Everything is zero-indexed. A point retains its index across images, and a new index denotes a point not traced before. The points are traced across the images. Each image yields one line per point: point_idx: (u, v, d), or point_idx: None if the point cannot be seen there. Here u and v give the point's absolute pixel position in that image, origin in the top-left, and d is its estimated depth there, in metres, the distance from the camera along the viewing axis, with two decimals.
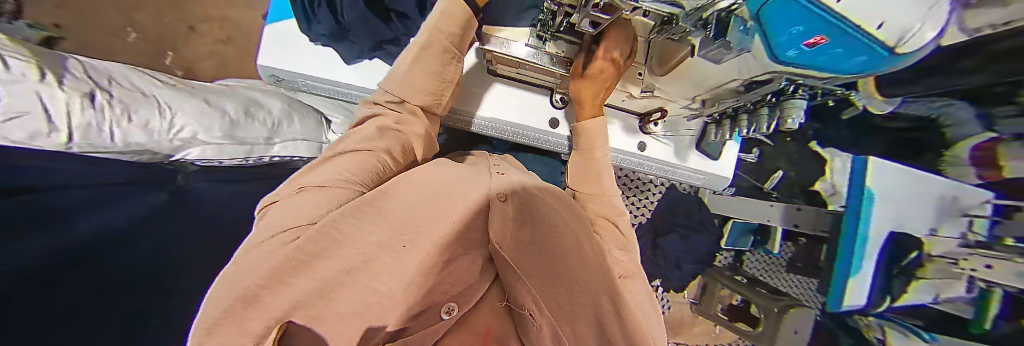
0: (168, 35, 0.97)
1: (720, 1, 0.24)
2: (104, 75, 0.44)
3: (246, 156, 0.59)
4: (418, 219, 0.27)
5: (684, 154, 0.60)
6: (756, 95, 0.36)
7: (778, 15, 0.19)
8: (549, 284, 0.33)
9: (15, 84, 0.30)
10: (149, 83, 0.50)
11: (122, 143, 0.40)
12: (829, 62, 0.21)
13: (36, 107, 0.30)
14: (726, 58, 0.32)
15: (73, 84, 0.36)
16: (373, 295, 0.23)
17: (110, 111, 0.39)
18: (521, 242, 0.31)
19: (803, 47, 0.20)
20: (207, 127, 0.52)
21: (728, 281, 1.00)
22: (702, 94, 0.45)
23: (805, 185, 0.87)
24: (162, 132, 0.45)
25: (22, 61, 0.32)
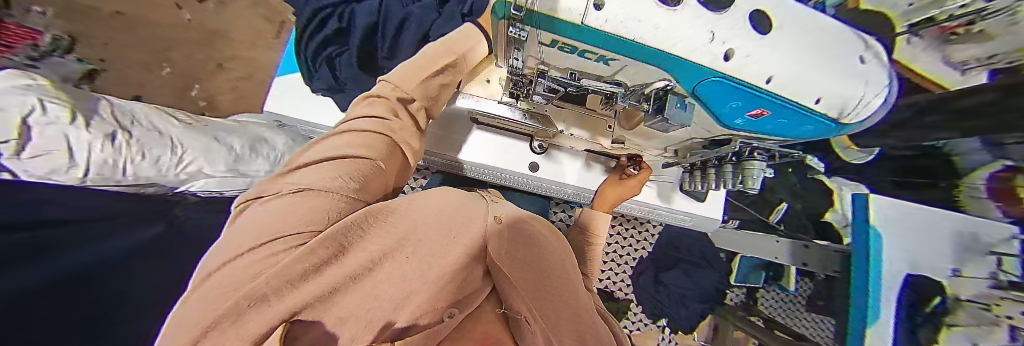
0: (196, 72, 1.07)
1: (654, 81, 0.26)
2: (129, 116, 0.49)
3: (249, 187, 0.62)
4: (421, 231, 0.29)
5: (667, 196, 0.62)
6: (718, 151, 0.36)
7: (718, 95, 0.23)
8: (543, 298, 0.32)
9: (47, 126, 0.35)
10: (169, 121, 0.55)
11: (132, 177, 0.43)
12: (779, 129, 0.25)
13: (60, 144, 0.35)
14: (671, 129, 0.32)
15: (99, 125, 0.41)
16: (375, 299, 0.22)
17: (126, 148, 0.43)
18: (515, 256, 0.32)
19: (748, 117, 0.25)
20: (212, 162, 0.55)
21: (741, 322, 0.92)
22: (672, 145, 0.44)
23: (814, 216, 0.80)
24: (171, 167, 0.49)
25: (58, 106, 0.37)
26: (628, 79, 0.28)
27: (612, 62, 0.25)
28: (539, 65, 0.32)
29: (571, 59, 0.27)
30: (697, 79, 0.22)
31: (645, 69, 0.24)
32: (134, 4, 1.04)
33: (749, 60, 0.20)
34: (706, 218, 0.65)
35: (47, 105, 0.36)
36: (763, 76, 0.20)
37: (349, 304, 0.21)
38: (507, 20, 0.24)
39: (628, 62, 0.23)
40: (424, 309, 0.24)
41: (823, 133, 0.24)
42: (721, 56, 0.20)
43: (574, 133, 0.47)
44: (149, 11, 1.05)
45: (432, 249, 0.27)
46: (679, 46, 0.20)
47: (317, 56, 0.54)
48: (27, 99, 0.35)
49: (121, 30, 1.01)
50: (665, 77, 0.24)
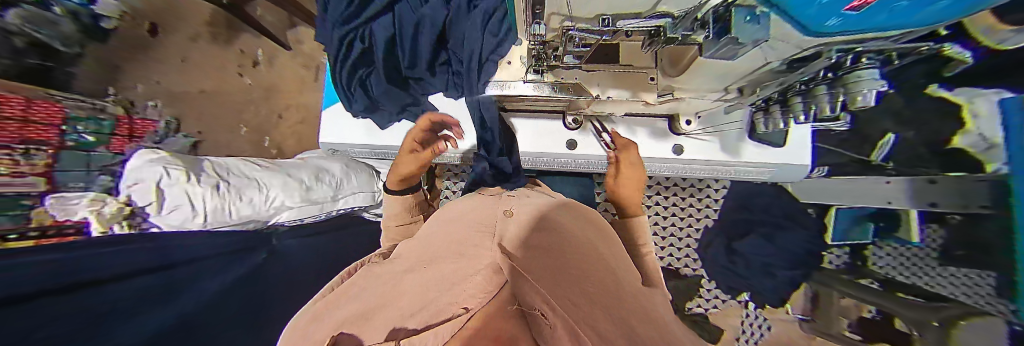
0: (266, 126, 1.26)
1: None
2: (224, 168, 0.61)
3: (320, 211, 0.72)
4: (436, 252, 0.31)
5: (735, 148, 0.56)
6: (802, 71, 0.30)
7: None
8: (561, 281, 0.23)
9: (172, 188, 0.50)
10: (253, 167, 0.66)
11: (237, 216, 0.57)
12: (894, 19, 0.15)
13: (182, 200, 0.50)
14: (743, 53, 0.26)
15: (207, 179, 0.54)
16: (398, 309, 0.22)
17: (229, 194, 0.56)
18: (532, 242, 0.27)
19: (845, 15, 0.15)
20: (289, 194, 0.65)
21: (853, 290, 0.76)
22: (736, 83, 0.38)
23: (933, 143, 0.64)
24: (262, 204, 0.61)
25: (178, 169, 0.51)
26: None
27: None
28: (565, 21, 0.31)
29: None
30: None
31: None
32: (209, 81, 1.25)
33: None
34: (790, 165, 0.57)
35: (173, 171, 0.51)
36: None
37: (386, 318, 0.22)
38: None
39: None
40: (435, 313, 0.18)
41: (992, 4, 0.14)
42: None
43: (611, 95, 0.42)
44: (221, 85, 1.26)
45: (455, 265, 0.25)
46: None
47: (350, 82, 0.60)
48: (158, 168, 0.49)
49: (206, 105, 1.22)
50: None
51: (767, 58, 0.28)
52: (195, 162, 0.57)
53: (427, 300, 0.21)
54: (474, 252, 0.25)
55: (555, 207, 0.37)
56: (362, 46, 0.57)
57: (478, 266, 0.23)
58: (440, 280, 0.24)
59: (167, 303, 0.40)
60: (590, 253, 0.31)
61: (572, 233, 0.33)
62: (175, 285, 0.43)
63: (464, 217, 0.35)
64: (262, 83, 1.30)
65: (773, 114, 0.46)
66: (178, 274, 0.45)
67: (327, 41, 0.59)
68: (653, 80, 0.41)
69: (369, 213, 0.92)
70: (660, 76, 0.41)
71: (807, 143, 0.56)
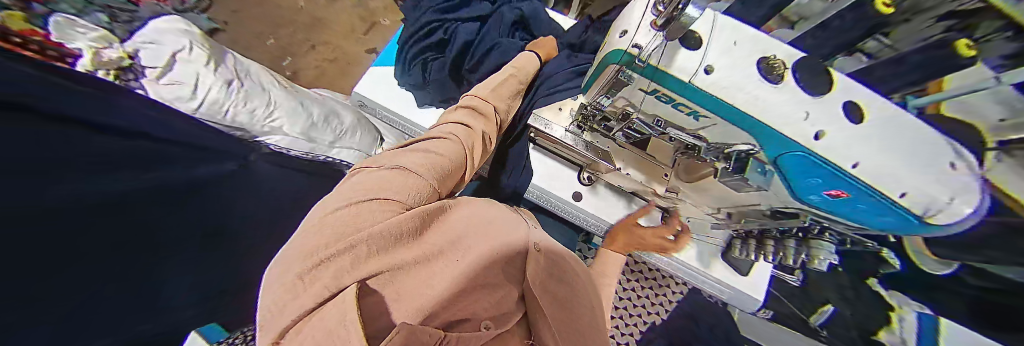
0: (296, 49, 1.26)
1: (739, 144, 0.31)
2: (244, 71, 0.62)
3: (310, 151, 0.70)
4: (471, 240, 0.27)
5: (708, 262, 0.61)
6: (781, 223, 0.39)
7: (800, 168, 0.27)
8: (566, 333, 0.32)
9: (183, 63, 0.51)
10: (272, 83, 0.67)
11: (231, 119, 0.56)
12: (858, 213, 0.27)
13: (188, 78, 0.50)
14: (745, 191, 0.35)
15: (222, 72, 0.55)
16: (427, 287, 0.22)
17: (236, 95, 0.56)
18: (547, 285, 0.31)
19: (825, 195, 0.27)
20: (291, 123, 0.65)
21: None
22: (728, 207, 0.46)
23: (864, 330, 0.64)
24: (260, 119, 0.60)
25: (201, 52, 0.54)
26: (713, 136, 0.33)
27: (701, 118, 0.31)
28: (627, 106, 0.37)
29: (660, 107, 0.33)
30: (785, 149, 0.26)
31: (730, 130, 0.30)
32: None
33: (840, 142, 0.24)
34: (747, 295, 0.62)
35: (195, 52, 0.53)
36: (848, 160, 0.23)
37: (416, 282, 0.22)
38: (618, 65, 0.31)
39: (716, 121, 0.29)
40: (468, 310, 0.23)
41: (897, 229, 0.26)
42: (815, 134, 0.24)
43: (629, 173, 0.49)
44: None
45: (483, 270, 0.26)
46: (769, 114, 0.25)
47: (414, 58, 0.64)
48: (182, 41, 0.52)
49: (252, 7, 1.25)
50: (750, 141, 0.29)
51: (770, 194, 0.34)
52: (222, 53, 0.59)
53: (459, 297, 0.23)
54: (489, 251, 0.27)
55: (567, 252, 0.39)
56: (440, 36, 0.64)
57: (506, 294, 0.28)
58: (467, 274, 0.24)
59: (182, 170, 0.41)
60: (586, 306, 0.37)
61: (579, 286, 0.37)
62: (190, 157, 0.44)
63: (498, 219, 0.32)
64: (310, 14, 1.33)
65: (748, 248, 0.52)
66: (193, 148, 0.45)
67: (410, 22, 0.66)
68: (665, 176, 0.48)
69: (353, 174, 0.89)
70: (674, 176, 0.48)
71: (765, 281, 0.61)
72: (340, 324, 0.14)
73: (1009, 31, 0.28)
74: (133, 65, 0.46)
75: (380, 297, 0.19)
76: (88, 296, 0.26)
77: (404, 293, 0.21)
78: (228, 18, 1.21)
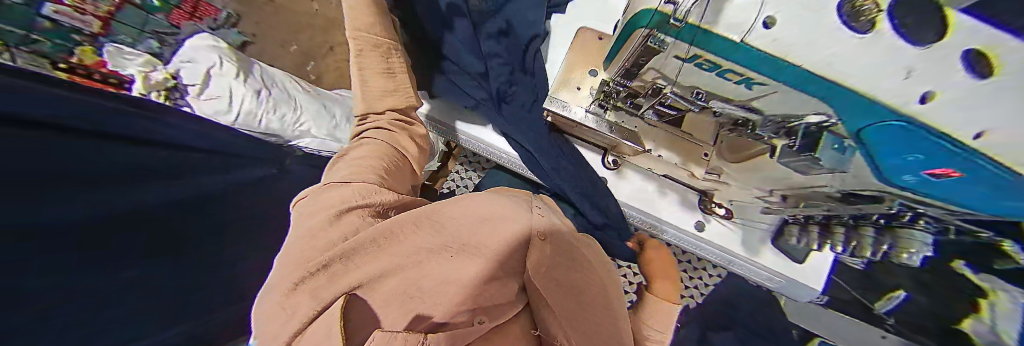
0: (316, 52, 1.30)
1: (810, 116, 0.29)
2: (273, 80, 0.64)
3: (340, 151, 0.73)
4: (467, 238, 0.29)
5: (753, 247, 0.57)
6: (856, 208, 0.37)
7: (895, 140, 0.23)
8: (577, 317, 0.29)
9: (218, 78, 0.55)
10: (298, 89, 0.68)
11: (265, 127, 0.59)
12: (939, 190, 0.25)
13: (224, 93, 0.54)
14: (816, 172, 0.36)
15: (251, 82, 0.58)
16: (415, 292, 0.23)
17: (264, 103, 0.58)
18: (552, 277, 0.30)
19: (924, 175, 0.24)
20: (319, 124, 0.67)
21: None
22: (785, 189, 0.45)
23: (941, 317, 0.58)
24: (291, 124, 0.62)
25: (231, 66, 0.56)
26: (779, 113, 0.32)
27: (757, 85, 0.28)
28: (658, 79, 0.36)
29: (708, 78, 0.31)
30: (876, 117, 0.23)
31: (800, 98, 0.27)
32: None
33: (950, 106, 0.19)
34: (802, 284, 0.58)
35: (225, 65, 0.56)
36: (972, 128, 0.19)
37: (397, 287, 0.24)
38: (648, 30, 0.29)
39: (777, 86, 0.26)
40: (458, 308, 0.24)
41: (1020, 214, 0.24)
42: (916, 97, 0.20)
43: (661, 154, 0.49)
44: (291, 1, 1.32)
45: (459, 269, 0.26)
46: (859, 81, 0.21)
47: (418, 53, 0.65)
48: (215, 58, 0.56)
49: (272, 14, 1.29)
50: (827, 111, 0.27)
51: (847, 167, 0.31)
52: (249, 64, 0.61)
53: (443, 299, 0.24)
54: (481, 248, 0.28)
55: (574, 237, 0.37)
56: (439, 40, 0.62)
57: (507, 285, 0.28)
58: (455, 270, 0.25)
59: (187, 181, 0.43)
60: (599, 293, 0.33)
61: (590, 273, 0.34)
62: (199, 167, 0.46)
63: (495, 213, 0.32)
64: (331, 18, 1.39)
65: (809, 234, 0.50)
66: (204, 159, 0.48)
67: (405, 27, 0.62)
68: (705, 156, 0.46)
69: None
70: (715, 155, 0.46)
71: (825, 267, 0.56)
72: (326, 337, 0.18)
73: None
74: (177, 85, 0.53)
75: (367, 301, 0.23)
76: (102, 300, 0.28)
77: (385, 295, 0.24)
78: (254, 29, 1.25)
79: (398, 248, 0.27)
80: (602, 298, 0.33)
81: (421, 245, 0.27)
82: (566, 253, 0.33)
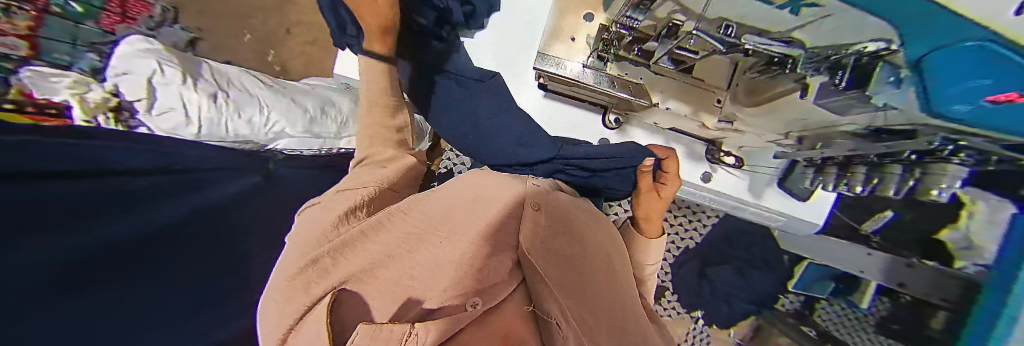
0: (274, 39, 1.16)
1: (867, 43, 0.26)
2: (228, 78, 0.61)
3: (321, 146, 0.73)
4: (460, 222, 0.30)
5: (759, 190, 0.64)
6: (886, 144, 0.37)
7: (951, 65, 0.21)
8: (573, 280, 0.28)
9: (162, 85, 0.49)
10: (257, 84, 0.66)
11: (234, 134, 0.56)
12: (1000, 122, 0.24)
13: (175, 101, 0.49)
14: (855, 111, 0.35)
15: (202, 86, 0.54)
16: (410, 279, 0.22)
17: (224, 105, 0.56)
18: (549, 245, 0.30)
19: (984, 103, 0.22)
20: (291, 121, 0.65)
21: (789, 328, 0.84)
22: (800, 130, 0.47)
23: (921, 236, 0.60)
24: (260, 126, 0.60)
25: (173, 70, 0.51)
26: (830, 49, 0.30)
27: (809, 8, 0.25)
28: (675, 13, 0.35)
29: (749, 4, 0.27)
30: (936, 44, 0.21)
31: (861, 19, 0.24)
32: None
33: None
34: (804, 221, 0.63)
35: (168, 68, 0.51)
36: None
37: (388, 281, 0.22)
38: None
39: (836, 6, 0.23)
40: (455, 292, 0.20)
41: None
42: (1005, 13, 0.15)
43: (669, 105, 0.50)
44: None
45: (439, 251, 0.26)
46: None
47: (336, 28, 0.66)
48: (153, 65, 0.50)
49: None
50: (888, 37, 0.24)
51: (901, 104, 0.29)
52: (195, 64, 0.58)
53: (439, 283, 0.21)
54: (474, 225, 0.29)
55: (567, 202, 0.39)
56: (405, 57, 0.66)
57: (503, 261, 0.27)
58: (454, 251, 0.25)
59: (192, 197, 0.43)
60: (589, 257, 0.34)
61: (580, 239, 0.35)
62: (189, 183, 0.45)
63: (476, 192, 0.36)
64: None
65: (826, 174, 0.53)
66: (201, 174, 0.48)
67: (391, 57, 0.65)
68: (719, 104, 0.48)
69: None
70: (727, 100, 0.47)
71: (824, 205, 0.63)
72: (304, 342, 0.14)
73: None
74: (123, 104, 0.44)
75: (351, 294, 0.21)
76: None
77: (379, 285, 0.22)
78: None
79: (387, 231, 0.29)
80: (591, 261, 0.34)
81: (409, 230, 0.29)
82: (559, 220, 0.34)
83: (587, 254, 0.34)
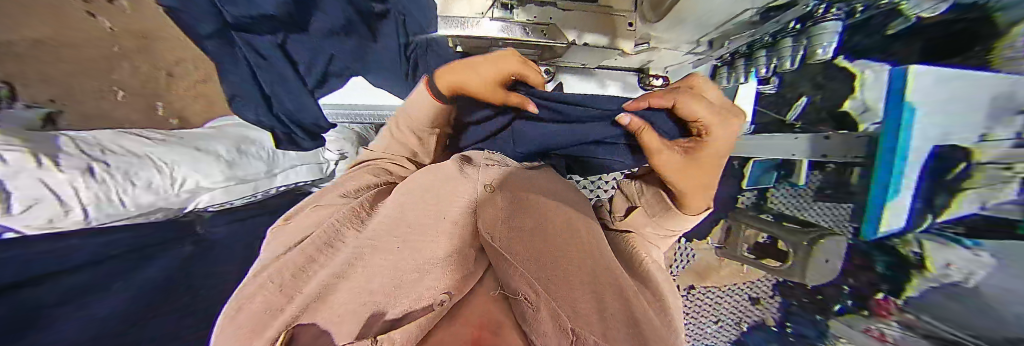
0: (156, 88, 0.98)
1: None
2: (92, 143, 0.53)
3: (255, 189, 0.75)
4: (412, 220, 0.29)
5: None
6: (772, 21, 0.42)
7: None
8: (545, 262, 0.28)
9: (15, 178, 0.41)
10: (141, 142, 0.59)
11: (135, 205, 0.54)
12: None
13: (43, 192, 0.43)
14: None
15: (69, 163, 0.47)
16: (369, 294, 0.26)
17: (111, 179, 0.50)
18: (513, 225, 0.30)
19: None
20: (208, 174, 0.63)
21: (753, 222, 0.98)
22: (711, 34, 0.50)
23: (833, 109, 0.69)
24: (167, 189, 0.58)
25: (21, 153, 0.42)
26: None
27: None
28: None
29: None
30: None
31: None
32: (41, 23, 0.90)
33: None
34: None
35: (9, 155, 0.41)
36: None
37: (340, 298, 0.27)
38: None
39: None
40: (413, 302, 0.24)
41: None
42: None
43: (587, 40, 0.49)
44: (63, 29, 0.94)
45: (420, 244, 0.28)
46: None
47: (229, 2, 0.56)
48: None
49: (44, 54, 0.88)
50: None
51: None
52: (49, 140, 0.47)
53: (397, 292, 0.25)
54: (433, 223, 0.28)
55: (523, 174, 0.36)
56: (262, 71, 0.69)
57: (467, 254, 0.30)
58: (409, 252, 0.27)
59: None
60: (563, 218, 0.31)
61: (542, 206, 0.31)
62: (94, 287, 0.52)
63: (432, 187, 0.31)
64: (130, 29, 1.00)
65: (737, 69, 0.58)
66: (100, 271, 0.54)
67: (239, 75, 0.70)
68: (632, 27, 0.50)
69: None
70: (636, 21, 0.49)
71: None
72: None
73: None
74: None
75: (319, 324, 0.25)
76: None
77: (338, 307, 0.26)
78: None
79: (340, 253, 0.29)
80: (566, 222, 0.30)
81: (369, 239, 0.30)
82: (519, 194, 0.31)
83: (554, 216, 0.31)
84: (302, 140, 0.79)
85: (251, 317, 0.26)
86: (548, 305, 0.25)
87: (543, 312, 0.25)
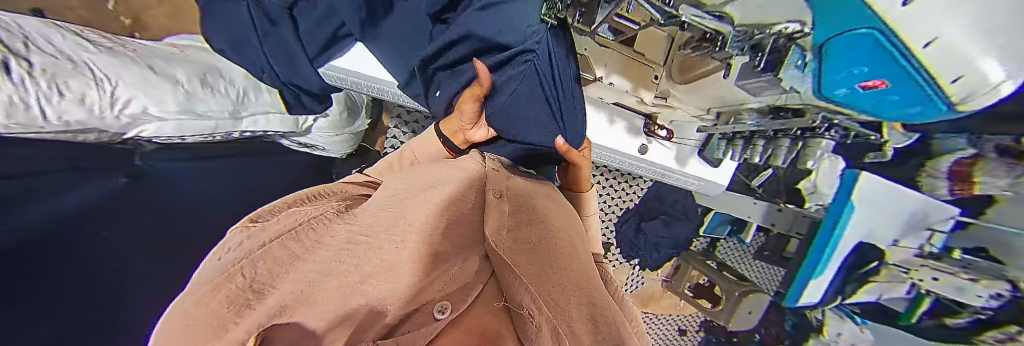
0: None
1: (781, 22, 0.27)
2: (14, 29, 0.33)
3: (214, 131, 0.56)
4: (408, 212, 0.29)
5: (683, 160, 0.68)
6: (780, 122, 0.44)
7: (850, 55, 0.24)
8: (546, 278, 0.26)
9: None
10: (77, 45, 0.39)
11: (59, 121, 0.34)
12: (889, 106, 0.27)
13: None
14: (763, 93, 0.39)
15: None
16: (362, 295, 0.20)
17: (33, 82, 0.32)
18: (517, 234, 0.30)
19: (860, 86, 0.26)
20: (159, 100, 0.45)
21: (698, 263, 1.07)
22: (720, 107, 0.51)
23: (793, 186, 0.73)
24: (104, 108, 0.39)
25: None
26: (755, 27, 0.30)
27: None
28: None
29: None
30: (854, 25, 0.21)
31: None
32: None
33: (933, 10, 0.16)
34: (712, 183, 0.73)
35: None
36: (926, 36, 0.18)
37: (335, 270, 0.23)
38: None
39: None
40: (405, 298, 0.20)
41: (911, 119, 0.28)
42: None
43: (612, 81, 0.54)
44: None
45: (424, 224, 0.27)
46: None
47: None
48: None
49: None
50: (805, 19, 0.25)
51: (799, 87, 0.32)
52: None
53: (389, 285, 0.21)
54: (421, 211, 0.28)
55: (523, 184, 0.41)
56: (269, 39, 0.53)
57: (468, 257, 0.27)
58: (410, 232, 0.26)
59: (37, 198, 0.32)
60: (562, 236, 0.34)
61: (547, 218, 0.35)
62: (63, 181, 0.36)
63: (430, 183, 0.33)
64: None
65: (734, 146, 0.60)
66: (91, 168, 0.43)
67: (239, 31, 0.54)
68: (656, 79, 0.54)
69: (291, 141, 0.77)
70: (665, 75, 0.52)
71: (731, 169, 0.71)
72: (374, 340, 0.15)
73: (796, 23, 0.26)
74: None
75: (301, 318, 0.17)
76: (45, 327, 0.25)
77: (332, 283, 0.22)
78: None
79: (326, 246, 0.26)
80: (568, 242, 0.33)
81: (357, 227, 0.29)
82: (520, 201, 0.35)
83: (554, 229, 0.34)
84: (307, 100, 0.65)
85: (207, 303, 0.17)
86: (551, 323, 0.21)
87: (546, 335, 0.20)
